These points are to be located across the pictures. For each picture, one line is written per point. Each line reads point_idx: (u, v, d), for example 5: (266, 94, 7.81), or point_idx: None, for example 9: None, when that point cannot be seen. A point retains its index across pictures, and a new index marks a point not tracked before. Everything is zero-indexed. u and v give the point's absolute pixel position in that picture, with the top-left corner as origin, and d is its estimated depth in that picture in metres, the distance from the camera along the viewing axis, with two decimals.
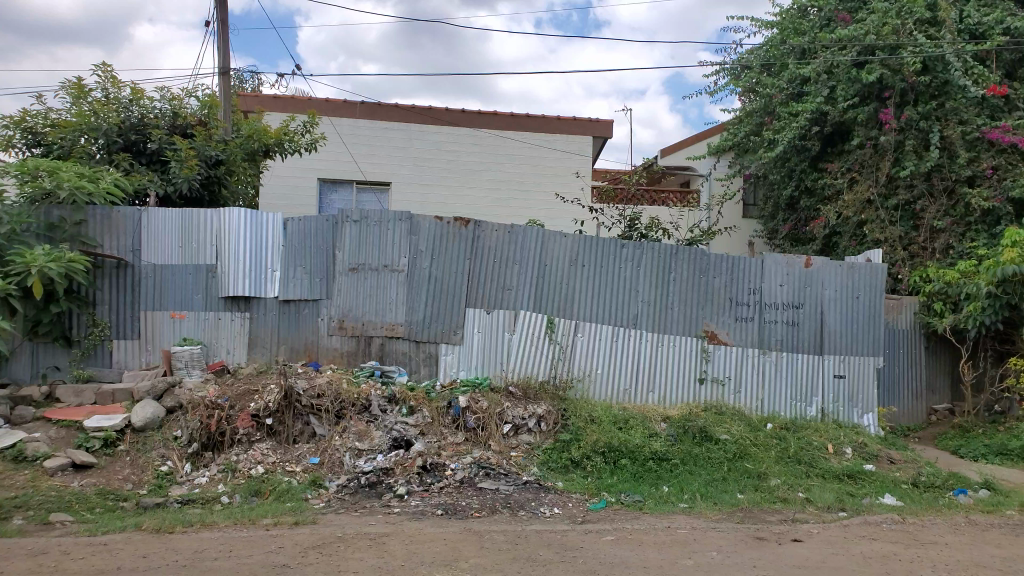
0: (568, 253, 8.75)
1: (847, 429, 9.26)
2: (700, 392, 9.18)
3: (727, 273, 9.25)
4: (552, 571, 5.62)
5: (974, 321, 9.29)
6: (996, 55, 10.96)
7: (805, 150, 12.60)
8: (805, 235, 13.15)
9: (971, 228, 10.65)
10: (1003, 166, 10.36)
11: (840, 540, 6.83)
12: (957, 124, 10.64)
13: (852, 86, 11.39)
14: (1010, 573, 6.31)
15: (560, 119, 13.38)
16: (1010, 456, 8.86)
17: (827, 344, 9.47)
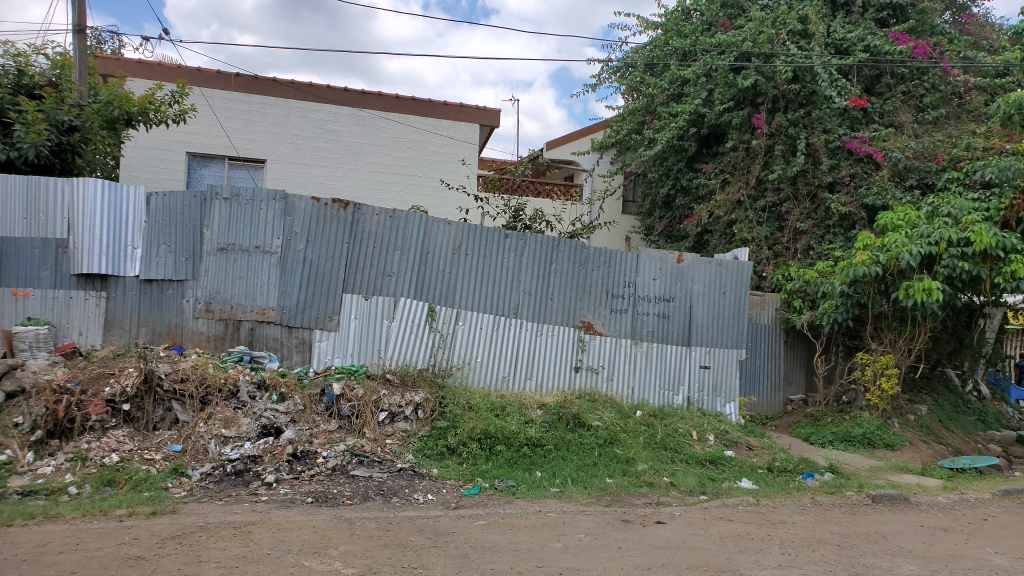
0: (450, 240, 8.75)
1: (710, 417, 9.79)
2: (576, 379, 9.41)
3: (605, 266, 9.55)
4: (423, 556, 5.65)
5: (828, 317, 10.00)
6: (857, 71, 11.74)
7: (682, 151, 13.15)
8: (677, 232, 13.70)
9: (830, 231, 11.38)
10: (860, 174, 11.08)
11: (700, 521, 7.22)
12: (822, 132, 11.33)
13: (729, 90, 11.96)
14: (847, 550, 6.88)
15: (446, 105, 13.42)
16: (852, 442, 9.67)
17: (694, 336, 9.98)
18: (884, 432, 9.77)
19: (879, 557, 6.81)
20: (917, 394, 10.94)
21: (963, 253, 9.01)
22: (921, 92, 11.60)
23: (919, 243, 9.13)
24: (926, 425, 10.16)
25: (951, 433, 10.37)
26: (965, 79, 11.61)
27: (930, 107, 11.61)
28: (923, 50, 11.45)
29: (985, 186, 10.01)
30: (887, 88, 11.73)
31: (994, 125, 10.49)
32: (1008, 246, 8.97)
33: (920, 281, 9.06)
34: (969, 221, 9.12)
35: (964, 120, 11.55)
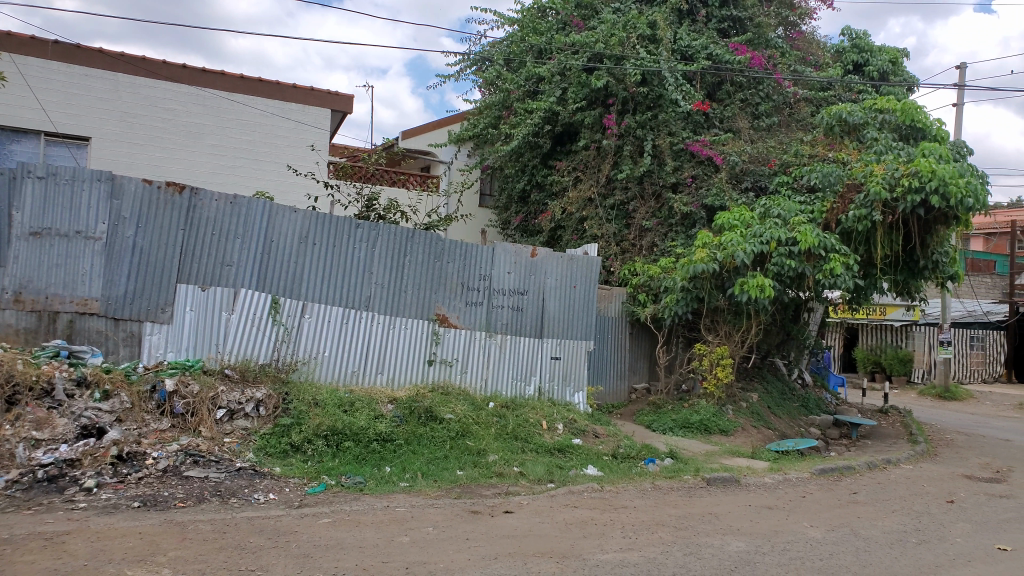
0: (296, 229, 8.44)
1: (560, 406, 10.06)
2: (429, 372, 9.35)
3: (460, 259, 9.60)
4: (263, 558, 5.39)
5: (670, 311, 10.57)
6: (701, 77, 12.40)
7: (537, 147, 13.40)
8: (532, 227, 13.95)
9: (672, 229, 11.98)
10: (701, 175, 11.72)
11: (547, 509, 7.39)
12: (667, 135, 11.90)
13: (581, 90, 12.28)
14: (683, 531, 7.27)
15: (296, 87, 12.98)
16: (690, 428, 10.25)
17: (546, 328, 10.28)
18: (719, 419, 10.42)
19: (711, 536, 7.25)
20: (749, 382, 11.70)
21: (790, 252, 9.74)
22: (756, 101, 12.44)
23: (753, 242, 9.82)
24: (756, 411, 10.93)
25: (777, 418, 11.23)
26: (795, 90, 12.58)
27: (765, 115, 12.47)
28: (758, 62, 12.38)
29: (809, 190, 10.90)
30: (726, 95, 12.49)
31: (819, 133, 11.58)
32: (829, 246, 9.79)
33: (753, 278, 9.73)
34: (795, 222, 9.91)
35: (793, 129, 12.51)
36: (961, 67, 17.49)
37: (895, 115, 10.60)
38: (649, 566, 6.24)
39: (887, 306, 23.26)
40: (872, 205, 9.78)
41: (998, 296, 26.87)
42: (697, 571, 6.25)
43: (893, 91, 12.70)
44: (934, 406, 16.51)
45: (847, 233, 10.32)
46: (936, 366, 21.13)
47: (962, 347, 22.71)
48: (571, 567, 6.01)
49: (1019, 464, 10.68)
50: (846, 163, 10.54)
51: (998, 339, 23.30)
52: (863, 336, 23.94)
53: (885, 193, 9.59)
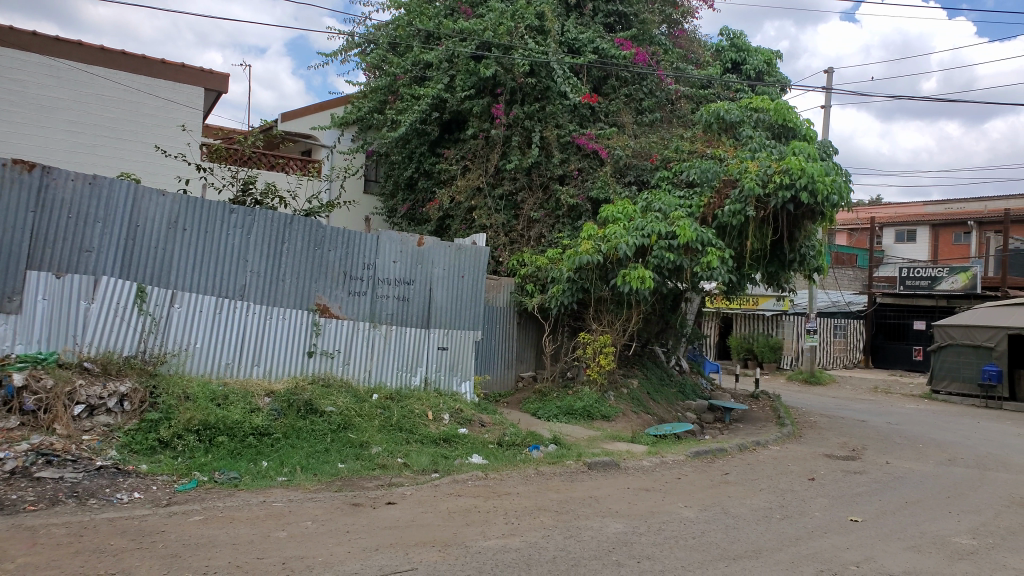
0: (164, 213, 8.03)
1: (446, 396, 10.06)
2: (309, 364, 9.11)
3: (343, 247, 9.43)
4: (126, 560, 5.09)
5: (556, 301, 10.76)
6: (587, 71, 12.62)
7: (424, 134, 13.22)
8: (420, 215, 13.83)
9: (559, 221, 12.14)
10: (587, 168, 12.00)
11: (429, 499, 7.37)
12: (554, 127, 12.09)
13: (469, 78, 12.26)
14: (564, 516, 7.43)
15: (164, 63, 12.36)
16: (574, 415, 10.49)
17: (432, 318, 10.27)
18: (601, 405, 10.73)
19: (591, 518, 7.45)
20: (630, 369, 12.10)
21: (669, 245, 10.09)
22: (640, 96, 12.78)
23: (635, 235, 10.16)
24: (636, 397, 11.31)
25: (656, 404, 11.67)
26: (676, 88, 13.03)
27: (647, 111, 12.82)
28: (642, 58, 12.78)
29: (688, 185, 11.31)
30: (611, 89, 12.78)
31: (698, 130, 12.01)
32: (705, 240, 10.24)
33: (635, 269, 10.04)
34: (675, 217, 10.29)
35: (674, 125, 12.96)
36: (828, 71, 18.66)
37: (768, 114, 11.16)
38: (530, 550, 6.34)
39: (760, 296, 24.68)
40: (746, 201, 10.27)
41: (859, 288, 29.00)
42: (576, 554, 6.41)
43: (767, 91, 13.84)
44: (799, 390, 17.64)
45: (723, 227, 10.78)
46: (804, 353, 22.63)
47: (827, 334, 24.43)
48: (453, 555, 6.02)
49: (872, 443, 11.57)
50: (723, 160, 10.99)
51: (856, 327, 25.27)
52: (737, 325, 25.21)
53: (759, 189, 10.11)
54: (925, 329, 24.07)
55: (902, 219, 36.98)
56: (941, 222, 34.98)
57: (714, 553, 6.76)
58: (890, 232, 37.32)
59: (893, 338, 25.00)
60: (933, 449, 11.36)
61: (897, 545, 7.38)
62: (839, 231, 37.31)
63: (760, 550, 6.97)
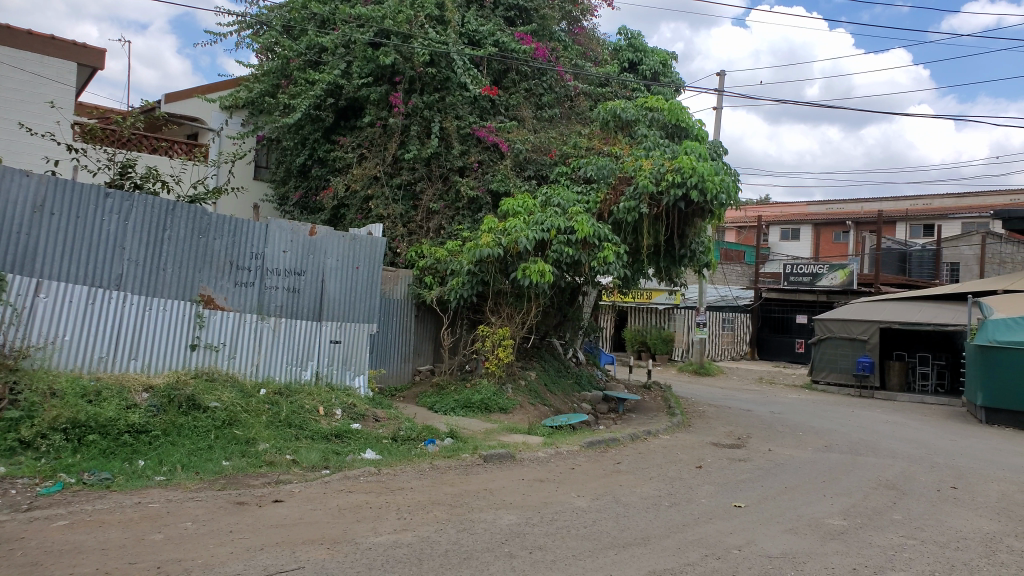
0: (29, 196, 7.47)
1: (338, 390, 9.84)
2: (192, 358, 8.70)
3: (229, 236, 9.08)
4: None
5: (455, 293, 10.69)
6: (487, 63, 12.62)
7: (318, 120, 12.83)
8: (314, 204, 13.41)
9: (459, 213, 12.06)
10: (486, 161, 12.03)
11: (319, 496, 7.18)
12: (454, 118, 12.00)
13: (366, 65, 12.03)
14: (458, 509, 7.40)
15: (31, 34, 11.54)
16: (471, 408, 10.48)
17: (325, 310, 10.03)
18: (499, 397, 10.76)
19: (484, 511, 7.46)
20: (528, 361, 12.21)
21: (568, 239, 10.25)
22: (539, 91, 12.90)
23: (535, 229, 10.21)
24: (534, 388, 11.42)
25: (553, 396, 11.81)
26: (575, 84, 13.22)
27: (547, 106, 12.95)
28: (542, 53, 12.84)
29: (586, 181, 11.46)
30: (511, 83, 12.84)
31: (595, 127, 12.22)
32: (602, 236, 10.43)
33: (535, 263, 10.11)
34: (573, 211, 10.42)
35: (573, 120, 13.14)
36: (719, 74, 19.37)
37: (663, 114, 11.50)
38: (422, 545, 6.28)
39: (653, 290, 25.46)
40: (640, 198, 10.55)
41: (747, 284, 30.40)
42: (469, 546, 6.40)
43: (662, 91, 14.29)
44: (690, 381, 18.32)
45: (618, 224, 11.03)
46: (694, 345, 23.53)
47: (715, 327, 25.68)
48: (342, 552, 5.88)
49: (757, 431, 12.13)
50: (619, 157, 11.29)
51: (743, 320, 26.45)
52: (632, 318, 25.90)
53: (652, 186, 10.40)
54: (807, 323, 25.50)
55: (788, 218, 39.01)
56: (821, 222, 37.13)
57: (605, 542, 6.90)
58: (776, 230, 39.31)
59: (777, 331, 26.35)
60: (811, 437, 12.03)
61: (775, 528, 7.75)
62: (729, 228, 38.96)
63: (649, 537, 7.17)
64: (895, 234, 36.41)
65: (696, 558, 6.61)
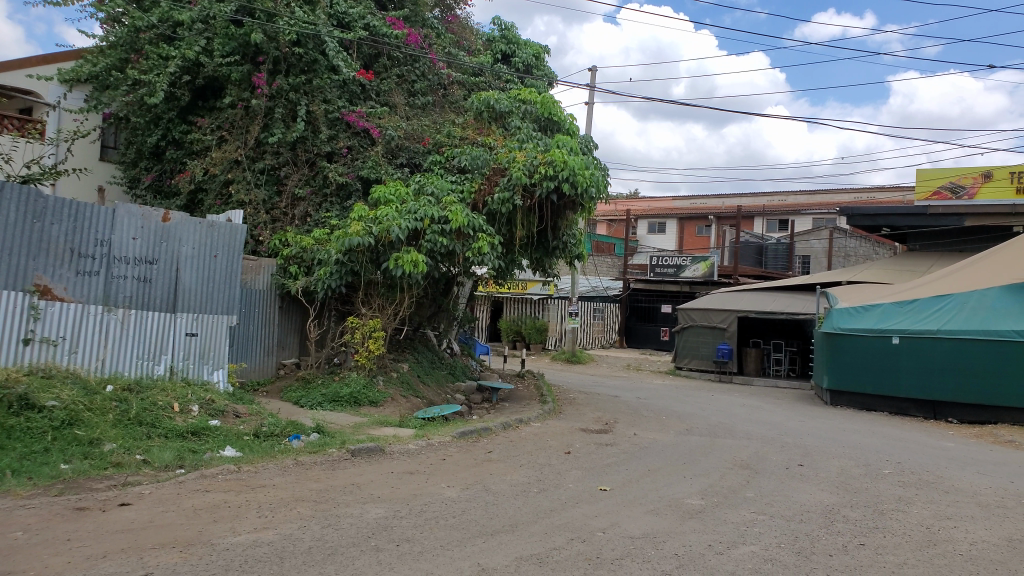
0: None
1: (194, 386, 9.33)
2: (25, 354, 7.94)
3: (69, 221, 8.41)
4: None
5: (322, 283, 10.37)
6: (357, 47, 12.36)
7: (173, 99, 12.08)
8: (169, 188, 12.63)
9: (327, 200, 11.71)
10: (356, 147, 11.75)
11: (171, 497, 6.78)
12: (322, 102, 11.67)
13: (228, 43, 11.49)
14: (323, 505, 7.20)
15: None
16: (340, 402, 10.23)
17: (179, 302, 9.50)
18: (369, 390, 10.58)
19: (351, 506, 7.30)
20: (400, 353, 12.08)
21: (442, 229, 10.18)
22: (412, 78, 12.74)
23: (407, 218, 10.08)
24: (405, 380, 11.31)
25: (426, 388, 11.73)
26: (448, 73, 13.20)
27: (420, 94, 12.80)
28: (414, 39, 12.75)
29: (459, 171, 11.45)
30: (382, 69, 12.61)
31: (469, 117, 12.21)
32: (476, 226, 10.44)
33: (407, 253, 9.98)
34: (447, 201, 10.37)
35: (446, 109, 13.07)
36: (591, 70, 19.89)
37: (535, 107, 11.75)
38: (284, 543, 6.07)
39: (527, 281, 25.89)
40: (514, 189, 10.63)
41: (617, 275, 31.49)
42: (334, 542, 6.24)
43: (535, 84, 14.55)
44: (561, 370, 18.75)
45: (492, 214, 11.03)
46: (567, 334, 24.11)
47: (587, 316, 26.28)
48: (196, 554, 5.58)
49: (623, 417, 12.57)
50: (493, 148, 11.35)
51: (613, 310, 27.35)
52: (507, 309, 26.19)
53: (526, 178, 10.52)
54: (672, 312, 26.73)
55: (656, 212, 40.68)
56: (686, 216, 38.99)
57: (473, 530, 6.91)
58: (644, 223, 40.91)
59: (644, 320, 27.59)
60: (674, 421, 12.59)
61: (638, 510, 8.06)
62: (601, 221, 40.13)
63: (517, 524, 7.26)
64: (752, 228, 38.86)
65: (562, 542, 6.75)
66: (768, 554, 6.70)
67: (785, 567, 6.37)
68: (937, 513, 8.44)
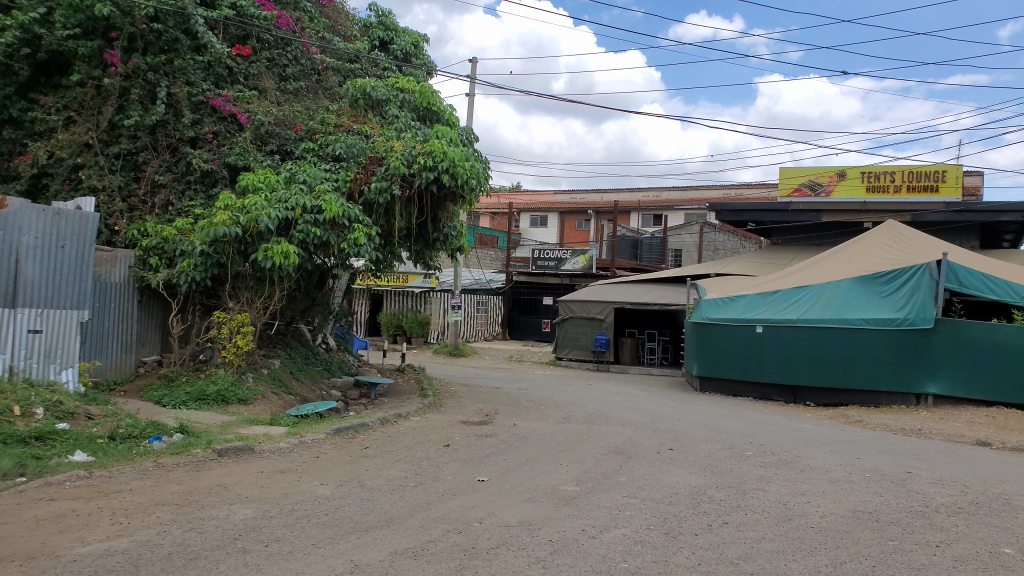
0: None
1: (39, 387, 8.62)
2: None
3: None
4: None
5: (186, 276, 9.88)
6: (223, 27, 11.83)
7: (10, 74, 11.27)
8: (7, 171, 11.59)
9: (190, 187, 11.13)
10: (222, 133, 11.24)
11: (10, 508, 6.25)
12: (184, 84, 11.10)
13: (73, 15, 10.77)
14: (185, 508, 6.85)
15: None
16: (206, 401, 9.80)
17: (20, 296, 8.74)
18: (237, 388, 10.17)
19: (217, 507, 6.98)
20: (272, 348, 11.70)
21: (315, 220, 9.91)
22: (284, 62, 12.37)
23: (277, 207, 9.76)
24: (277, 376, 10.97)
25: (300, 384, 11.43)
26: (322, 58, 12.90)
27: (292, 79, 12.47)
28: (285, 22, 12.34)
29: (334, 160, 11.20)
30: (252, 50, 12.14)
31: (343, 104, 12.00)
32: (352, 217, 10.24)
33: (278, 244, 9.66)
34: (320, 190, 10.11)
35: (320, 95, 12.77)
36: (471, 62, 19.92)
37: (414, 96, 11.86)
38: (141, 550, 5.73)
39: (408, 273, 25.86)
40: (392, 179, 10.50)
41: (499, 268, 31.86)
42: (196, 546, 5.94)
43: (414, 73, 14.46)
44: (442, 363, 18.74)
45: (369, 204, 10.82)
46: (448, 327, 24.16)
47: (470, 309, 26.45)
48: (37, 569, 5.17)
49: (503, 408, 12.71)
50: (369, 137, 11.20)
51: (496, 303, 27.63)
52: (387, 302, 25.97)
53: (404, 168, 10.41)
54: (553, 304, 27.42)
55: (537, 206, 41.38)
56: (566, 211, 39.90)
57: (347, 527, 6.77)
58: (526, 217, 41.45)
59: (526, 312, 28.11)
60: (553, 410, 12.85)
61: (515, 498, 8.15)
62: (483, 214, 40.38)
63: (392, 518, 7.17)
64: (629, 223, 40.24)
65: (438, 534, 6.73)
66: (638, 536, 6.94)
67: (654, 547, 6.61)
68: (793, 489, 9.02)
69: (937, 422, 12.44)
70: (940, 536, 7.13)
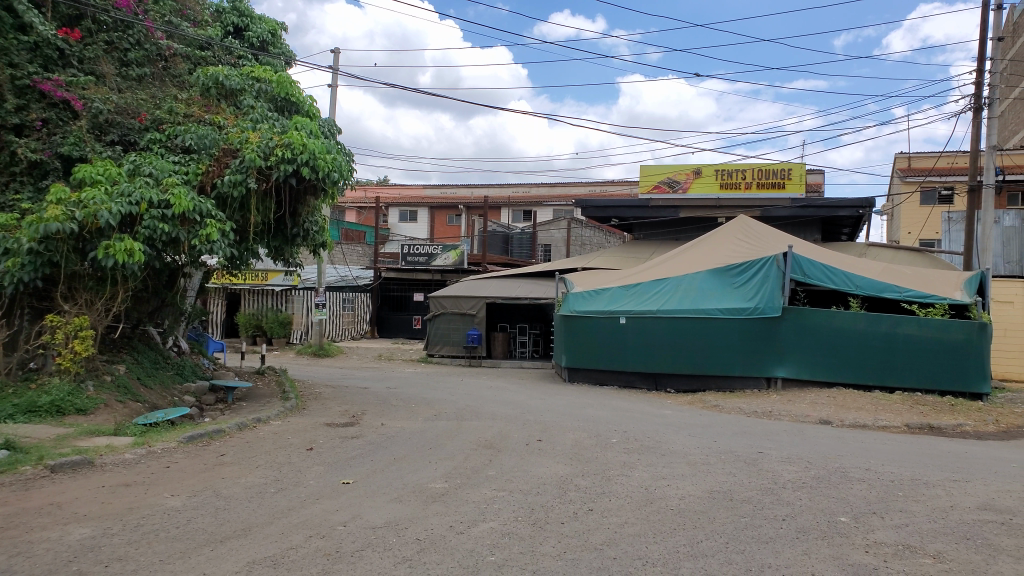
0: None
1: None
2: None
3: None
4: None
5: (11, 277, 8.99)
6: (52, 6, 10.87)
7: None
8: None
9: (16, 179, 10.19)
10: (53, 120, 10.36)
11: None
12: (6, 66, 10.09)
13: None
14: (9, 532, 6.22)
15: None
16: (37, 413, 9.00)
17: None
18: (76, 397, 9.42)
19: (48, 529, 6.39)
20: (115, 353, 10.92)
21: (162, 215, 9.32)
22: (125, 46, 11.54)
23: (120, 201, 9.05)
24: (122, 383, 10.26)
25: (148, 390, 10.76)
26: (168, 43, 12.12)
27: (134, 64, 11.66)
28: (126, 3, 11.50)
29: (183, 152, 10.57)
30: (87, 32, 11.24)
31: (194, 93, 11.40)
32: (203, 212, 9.70)
33: (121, 241, 8.99)
34: (168, 183, 9.50)
35: (168, 83, 12.01)
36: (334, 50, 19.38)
37: (270, 86, 11.65)
38: None
39: (268, 271, 25.00)
40: (247, 171, 10.04)
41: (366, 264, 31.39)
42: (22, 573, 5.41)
43: (271, 62, 13.94)
44: (307, 363, 18.18)
45: (222, 199, 10.31)
46: (312, 327, 23.55)
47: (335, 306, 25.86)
48: None
49: (370, 407, 12.48)
50: (222, 127, 10.69)
51: (365, 300, 27.20)
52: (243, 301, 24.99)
53: (260, 160, 10.00)
54: (423, 301, 27.48)
55: (406, 200, 41.03)
56: (436, 206, 39.87)
57: (199, 540, 6.39)
58: (394, 211, 41.00)
59: (397, 309, 27.95)
60: (422, 407, 12.74)
61: (382, 499, 7.99)
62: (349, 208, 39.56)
63: (250, 527, 6.84)
64: (500, 218, 40.71)
65: (300, 541, 6.48)
66: (506, 529, 6.98)
67: (521, 539, 6.66)
68: (653, 473, 9.39)
69: (785, 403, 13.31)
70: (786, 509, 7.63)
